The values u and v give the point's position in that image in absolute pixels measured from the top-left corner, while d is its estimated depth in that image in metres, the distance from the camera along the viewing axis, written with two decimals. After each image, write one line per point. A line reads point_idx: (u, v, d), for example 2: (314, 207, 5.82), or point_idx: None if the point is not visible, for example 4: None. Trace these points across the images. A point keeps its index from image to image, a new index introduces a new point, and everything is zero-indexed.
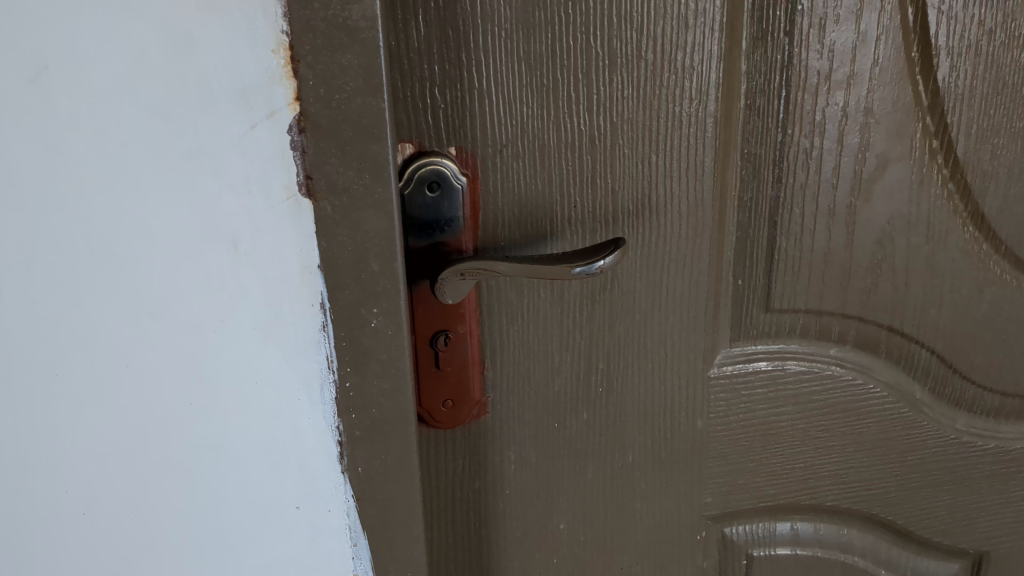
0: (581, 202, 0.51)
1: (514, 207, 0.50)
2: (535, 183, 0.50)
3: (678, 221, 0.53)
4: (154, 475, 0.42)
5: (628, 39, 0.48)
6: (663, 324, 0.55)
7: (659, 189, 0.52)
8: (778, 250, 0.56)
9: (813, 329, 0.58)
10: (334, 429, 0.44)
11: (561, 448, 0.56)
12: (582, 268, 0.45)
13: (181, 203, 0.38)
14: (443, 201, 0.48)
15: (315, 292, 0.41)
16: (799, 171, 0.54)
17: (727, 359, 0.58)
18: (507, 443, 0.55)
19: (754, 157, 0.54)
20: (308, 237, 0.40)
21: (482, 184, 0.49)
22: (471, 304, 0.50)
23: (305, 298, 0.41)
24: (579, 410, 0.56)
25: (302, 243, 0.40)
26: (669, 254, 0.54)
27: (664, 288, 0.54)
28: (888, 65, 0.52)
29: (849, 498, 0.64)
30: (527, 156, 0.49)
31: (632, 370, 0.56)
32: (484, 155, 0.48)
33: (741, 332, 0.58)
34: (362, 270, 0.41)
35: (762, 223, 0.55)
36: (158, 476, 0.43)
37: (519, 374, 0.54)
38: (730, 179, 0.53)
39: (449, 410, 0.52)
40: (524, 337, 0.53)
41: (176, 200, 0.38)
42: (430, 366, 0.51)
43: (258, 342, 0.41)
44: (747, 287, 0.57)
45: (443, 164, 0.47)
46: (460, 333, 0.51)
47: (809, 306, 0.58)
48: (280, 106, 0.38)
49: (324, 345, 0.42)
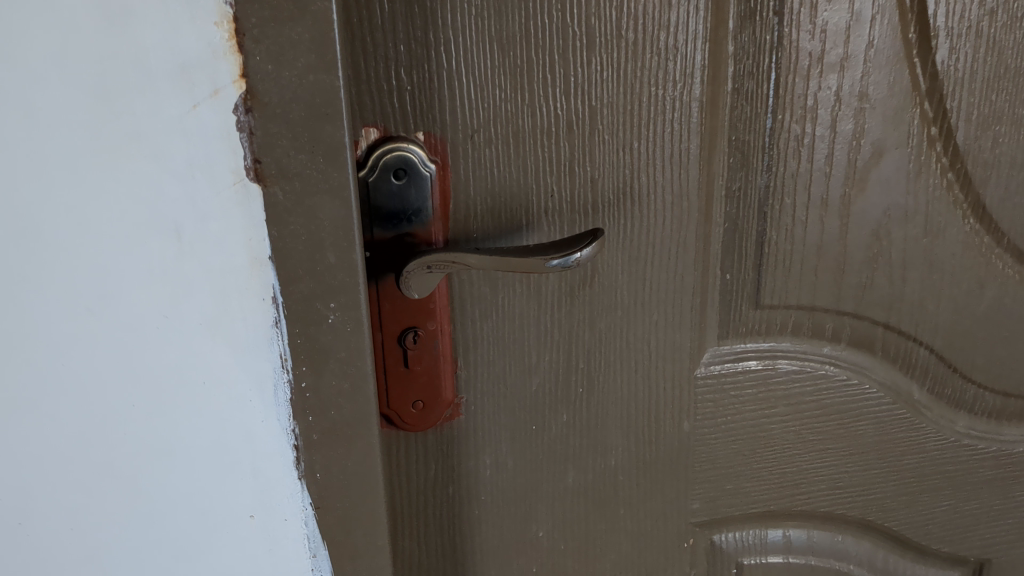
0: (558, 191, 0.48)
1: (486, 196, 0.47)
2: (508, 170, 0.47)
3: (662, 210, 0.50)
4: (94, 481, 0.39)
5: (607, 17, 0.45)
6: (647, 321, 0.52)
7: (641, 179, 0.49)
8: (769, 243, 0.53)
9: (805, 326, 0.55)
10: (290, 432, 0.41)
11: (540, 452, 0.53)
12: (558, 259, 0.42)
13: (118, 189, 0.35)
14: (409, 191, 0.45)
15: (267, 284, 0.38)
16: (790, 159, 0.51)
17: (715, 359, 0.55)
18: (482, 447, 0.52)
19: (742, 144, 0.51)
20: (258, 227, 0.37)
21: (453, 172, 0.46)
22: (441, 300, 0.47)
23: (255, 292, 0.38)
24: (558, 412, 0.53)
25: (252, 233, 0.37)
26: (652, 247, 0.51)
27: (646, 282, 0.51)
28: (883, 46, 0.49)
29: (844, 504, 0.61)
30: (501, 142, 0.46)
31: (614, 371, 0.53)
32: (454, 141, 0.46)
33: (730, 330, 0.55)
34: (317, 262, 0.39)
35: (753, 215, 0.52)
36: (97, 480, 0.39)
37: (493, 374, 0.51)
38: (716, 167, 0.50)
39: (419, 412, 0.49)
40: (499, 335, 0.50)
41: (112, 186, 0.35)
42: (398, 366, 0.48)
43: (205, 341, 0.38)
44: (737, 283, 0.53)
45: (409, 150, 0.44)
46: (430, 330, 0.48)
47: (802, 303, 0.54)
48: (223, 83, 0.35)
49: (278, 343, 0.40)
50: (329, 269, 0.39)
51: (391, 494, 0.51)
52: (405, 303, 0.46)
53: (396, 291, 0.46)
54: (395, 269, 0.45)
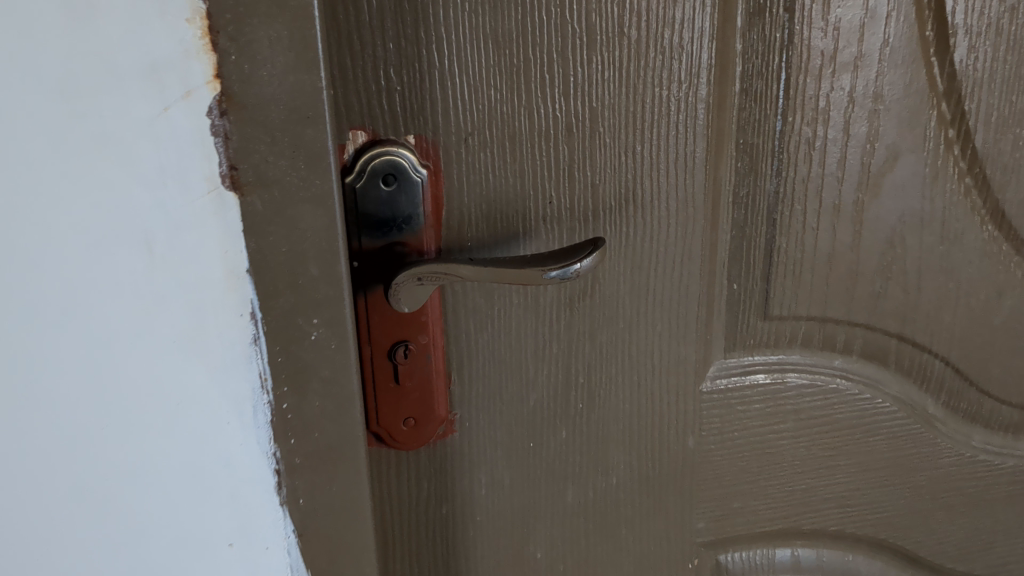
0: (557, 198, 0.46)
1: (481, 203, 0.45)
2: (504, 176, 0.45)
3: (667, 217, 0.48)
4: (52, 524, 0.35)
5: (609, 14, 0.43)
6: (650, 334, 0.50)
7: (644, 184, 0.47)
8: (779, 251, 0.50)
9: (816, 337, 0.53)
10: (270, 455, 0.38)
11: (538, 470, 0.51)
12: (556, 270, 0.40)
13: (81, 194, 0.31)
14: (398, 197, 0.43)
15: (244, 298, 0.36)
16: (801, 163, 0.49)
17: (722, 372, 0.52)
18: (477, 465, 0.50)
19: (751, 147, 0.48)
20: (234, 237, 0.35)
21: (445, 178, 0.44)
22: (432, 313, 0.45)
23: (232, 306, 0.36)
24: (557, 428, 0.50)
25: (228, 243, 0.35)
26: (656, 256, 0.48)
27: (649, 292, 0.49)
28: (899, 44, 0.47)
29: (855, 521, 0.58)
30: (496, 146, 0.44)
31: (616, 385, 0.50)
32: (447, 145, 0.43)
33: (737, 343, 0.52)
34: (299, 274, 0.37)
35: (762, 222, 0.50)
36: (56, 524, 0.35)
37: (489, 389, 0.48)
38: (724, 172, 0.48)
39: (410, 430, 0.47)
40: (495, 348, 0.47)
41: (73, 189, 0.31)
42: (388, 382, 0.45)
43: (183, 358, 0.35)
44: (744, 293, 0.51)
45: (400, 154, 0.42)
46: (422, 344, 0.45)
47: (812, 313, 0.52)
48: (197, 84, 0.32)
49: (256, 360, 0.37)
50: (310, 282, 0.37)
51: (381, 514, 0.49)
52: (395, 316, 0.44)
53: (385, 303, 0.43)
54: (382, 279, 0.43)
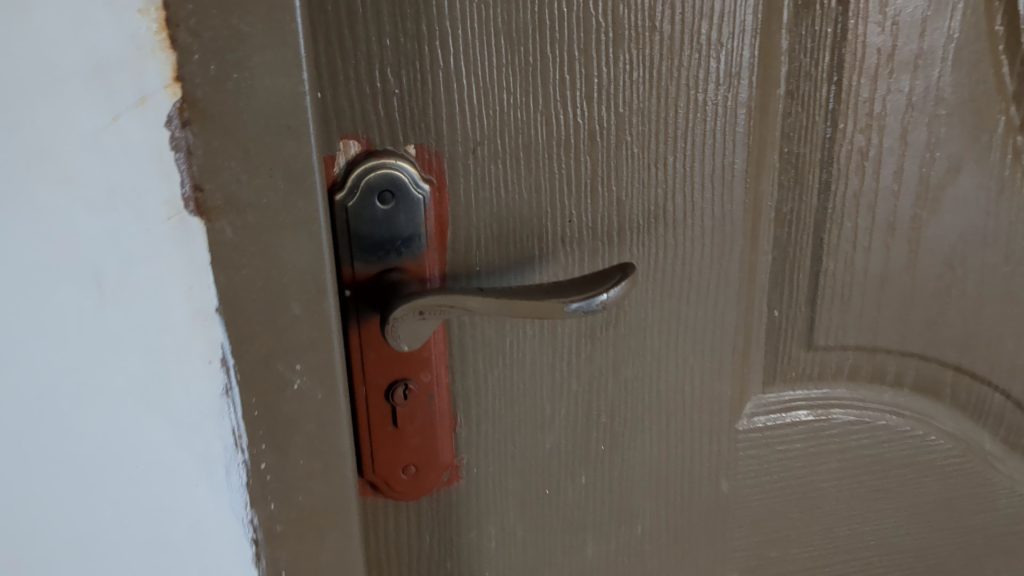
0: (578, 216, 0.40)
1: (491, 223, 0.39)
2: (517, 191, 0.39)
3: (701, 237, 0.42)
4: None
5: (639, 6, 0.37)
6: (681, 368, 0.44)
7: (675, 200, 0.41)
8: (825, 274, 0.44)
9: (865, 369, 0.47)
10: (247, 521, 0.33)
11: (554, 519, 0.45)
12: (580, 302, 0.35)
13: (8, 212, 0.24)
14: (397, 218, 0.37)
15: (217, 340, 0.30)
16: (852, 175, 0.43)
17: (759, 409, 0.47)
18: (485, 514, 0.44)
19: (796, 158, 0.42)
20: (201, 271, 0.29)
21: (451, 194, 0.38)
22: (434, 347, 0.39)
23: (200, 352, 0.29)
24: (576, 473, 0.45)
25: (193, 277, 0.29)
26: (690, 281, 0.43)
27: (681, 321, 0.43)
28: (964, 41, 0.41)
29: (903, 570, 0.53)
30: (509, 158, 0.38)
31: (642, 426, 0.45)
32: (452, 156, 0.37)
33: (777, 375, 0.47)
34: (279, 313, 0.31)
35: (807, 241, 0.44)
36: None
37: (500, 431, 0.43)
38: (765, 186, 0.42)
39: (410, 479, 0.41)
40: (507, 386, 0.42)
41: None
42: (384, 425, 0.39)
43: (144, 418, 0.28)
44: (785, 321, 0.45)
45: (398, 167, 0.36)
46: (424, 382, 0.40)
47: (861, 343, 0.46)
48: (152, 89, 0.26)
49: (229, 414, 0.31)
50: (291, 322, 0.31)
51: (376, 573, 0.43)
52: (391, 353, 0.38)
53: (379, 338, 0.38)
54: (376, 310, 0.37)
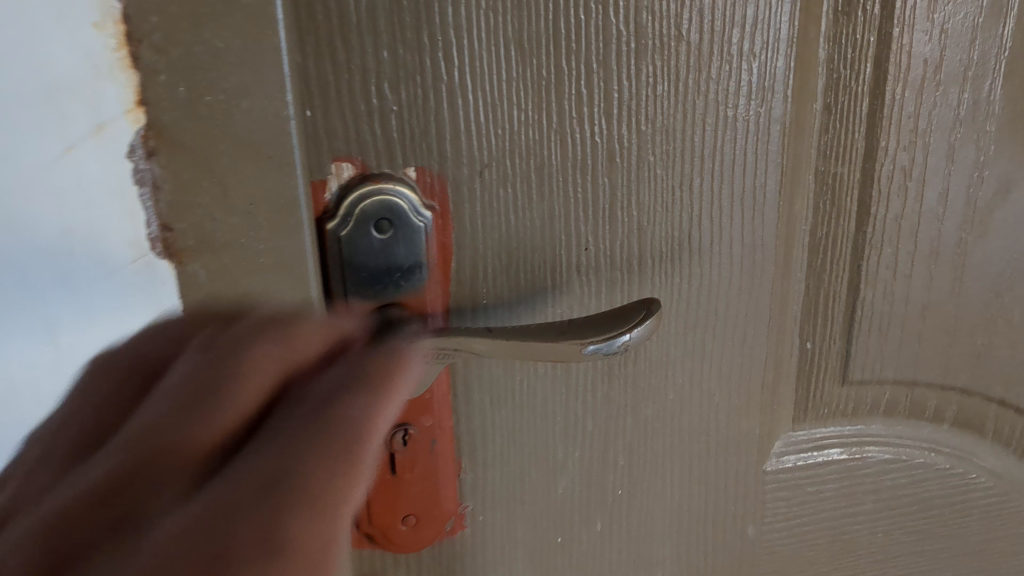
0: (595, 244, 0.36)
1: (499, 252, 0.36)
2: (529, 218, 0.35)
3: (729, 266, 0.38)
4: None
5: (665, 13, 0.33)
6: (706, 406, 0.41)
7: (701, 225, 0.37)
8: (863, 304, 0.41)
9: (902, 404, 0.44)
10: None
11: (566, 567, 0.42)
12: (601, 344, 0.31)
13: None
14: (394, 248, 0.33)
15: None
16: (894, 197, 0.39)
17: (789, 449, 0.43)
18: (492, 565, 0.41)
19: (833, 178, 0.39)
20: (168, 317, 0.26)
21: (455, 221, 0.34)
22: (438, 389, 0.36)
23: None
24: (590, 519, 0.41)
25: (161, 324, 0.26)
26: (715, 313, 0.39)
27: (705, 356, 0.40)
28: (1017, 51, 0.38)
29: None
30: (520, 181, 0.35)
31: (663, 469, 0.41)
32: (457, 179, 0.34)
33: (808, 412, 0.43)
34: None
35: (844, 269, 0.40)
36: None
37: (508, 476, 0.39)
38: (799, 209, 0.39)
39: (410, 530, 0.38)
40: (516, 428, 0.38)
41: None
42: (381, 475, 0.36)
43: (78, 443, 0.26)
44: (818, 353, 0.42)
45: (398, 193, 0.33)
46: (425, 427, 0.36)
47: (898, 376, 0.43)
48: (112, 114, 0.24)
49: None
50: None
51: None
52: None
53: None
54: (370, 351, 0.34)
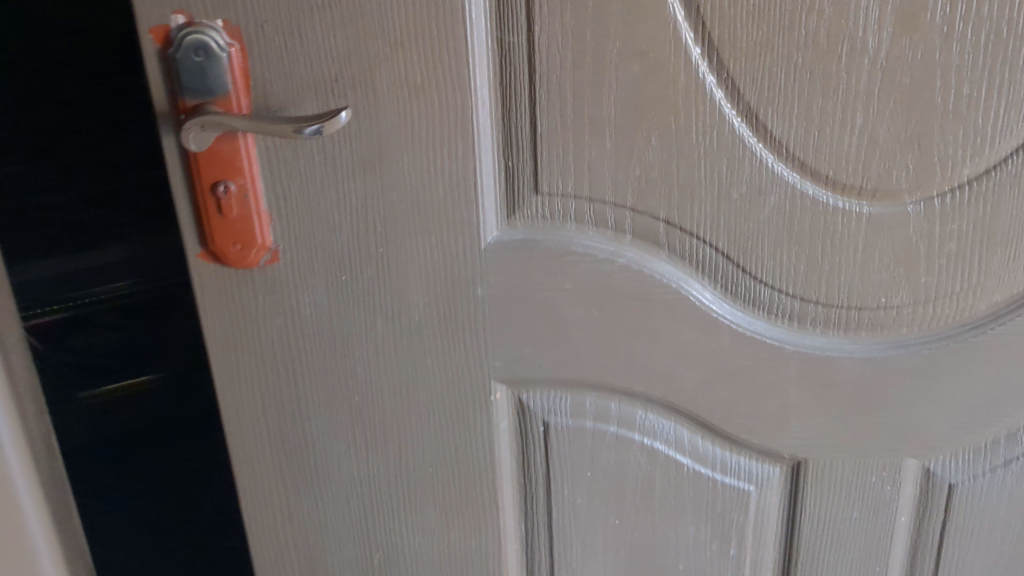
0: (342, 78, 0.58)
1: (280, 79, 0.58)
2: (295, 56, 0.57)
3: (439, 99, 0.59)
4: None
5: None
6: (433, 197, 0.61)
7: (414, 71, 0.58)
8: (541, 135, 0.60)
9: (587, 214, 0.62)
10: None
11: (350, 299, 0.64)
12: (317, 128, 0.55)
13: None
14: (134, 252, 0.77)
15: None
16: (554, 59, 0.58)
17: (505, 239, 0.63)
18: (299, 287, 0.64)
19: (511, 45, 0.58)
20: None
21: (250, 54, 0.57)
22: (148, 343, 0.80)
23: None
24: (364, 266, 0.63)
25: None
26: (431, 132, 0.60)
27: (429, 161, 0.60)
28: None
29: (644, 385, 0.67)
30: (287, 33, 0.56)
31: (408, 237, 0.62)
32: (247, 28, 0.56)
33: (517, 212, 0.63)
34: None
35: (525, 109, 0.60)
36: None
37: (304, 230, 0.62)
38: (487, 64, 0.59)
39: (238, 253, 0.61)
40: (305, 193, 0.61)
41: None
42: (214, 212, 0.60)
43: None
44: (517, 170, 0.62)
45: (207, 34, 0.55)
46: (240, 185, 0.59)
47: (578, 192, 0.62)
48: None
49: None
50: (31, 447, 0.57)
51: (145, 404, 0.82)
52: (154, 337, 0.80)
53: (121, 364, 0.80)
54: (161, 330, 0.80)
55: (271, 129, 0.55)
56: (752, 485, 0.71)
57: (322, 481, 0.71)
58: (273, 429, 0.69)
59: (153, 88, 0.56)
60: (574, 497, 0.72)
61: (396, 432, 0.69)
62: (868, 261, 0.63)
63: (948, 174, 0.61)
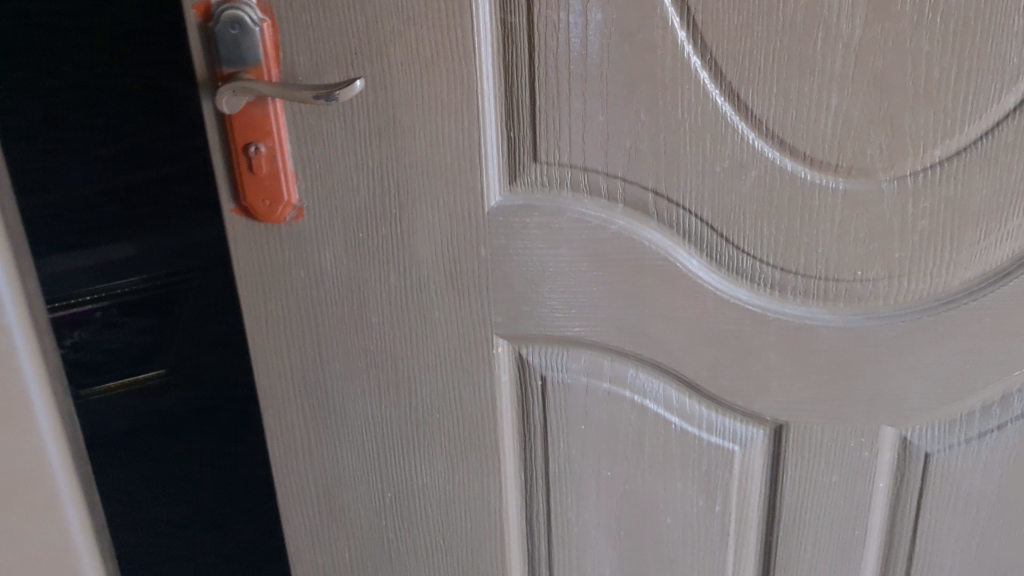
0: (361, 51, 0.64)
1: (306, 52, 0.64)
2: (319, 32, 0.63)
3: (448, 73, 0.65)
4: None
5: None
6: (442, 162, 0.68)
7: (425, 47, 0.64)
8: (540, 109, 0.66)
9: (582, 183, 0.68)
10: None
11: (366, 256, 0.71)
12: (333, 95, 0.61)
13: None
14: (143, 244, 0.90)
15: None
16: (551, 39, 0.64)
17: (506, 204, 0.69)
18: (321, 243, 0.70)
19: (512, 24, 0.64)
20: None
21: (279, 29, 0.63)
22: (147, 335, 0.93)
23: None
24: (379, 225, 0.70)
25: None
26: (440, 103, 0.66)
27: (438, 130, 0.67)
28: None
29: (634, 345, 0.73)
30: (313, 10, 0.62)
31: (419, 199, 0.69)
32: (277, 5, 0.62)
33: (518, 179, 0.69)
34: None
35: (525, 84, 0.66)
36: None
37: (326, 190, 0.68)
38: (491, 42, 0.64)
39: (266, 209, 0.68)
40: (327, 157, 0.67)
41: None
42: (245, 170, 0.66)
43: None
44: (518, 140, 0.68)
45: (243, 11, 0.61)
46: (269, 147, 0.65)
47: (573, 162, 0.67)
48: None
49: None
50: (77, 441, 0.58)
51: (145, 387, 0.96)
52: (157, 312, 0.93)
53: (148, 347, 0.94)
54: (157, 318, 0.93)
55: (292, 94, 0.62)
56: (736, 445, 0.76)
57: (339, 424, 0.77)
58: (295, 373, 0.76)
59: (192, 55, 0.62)
60: (569, 448, 0.77)
61: (407, 380, 0.75)
62: (845, 235, 0.68)
63: (919, 154, 0.65)
